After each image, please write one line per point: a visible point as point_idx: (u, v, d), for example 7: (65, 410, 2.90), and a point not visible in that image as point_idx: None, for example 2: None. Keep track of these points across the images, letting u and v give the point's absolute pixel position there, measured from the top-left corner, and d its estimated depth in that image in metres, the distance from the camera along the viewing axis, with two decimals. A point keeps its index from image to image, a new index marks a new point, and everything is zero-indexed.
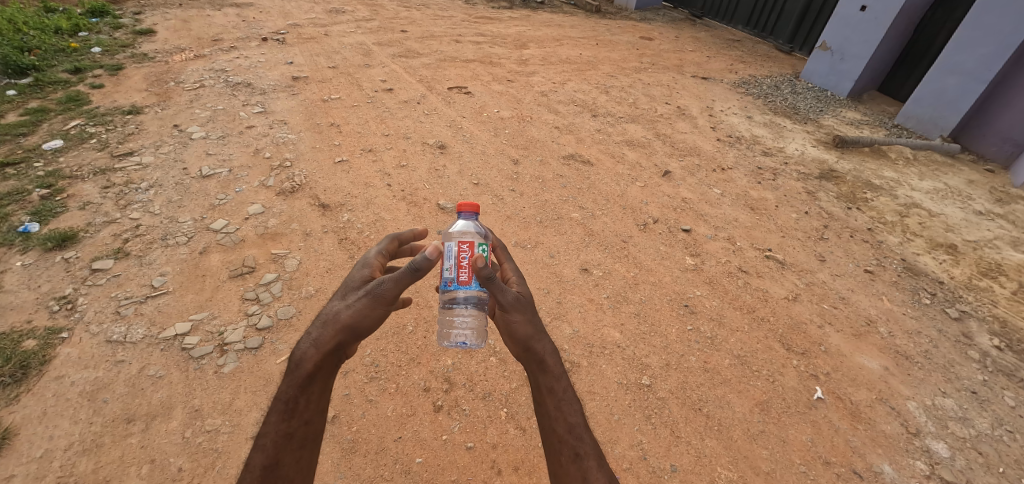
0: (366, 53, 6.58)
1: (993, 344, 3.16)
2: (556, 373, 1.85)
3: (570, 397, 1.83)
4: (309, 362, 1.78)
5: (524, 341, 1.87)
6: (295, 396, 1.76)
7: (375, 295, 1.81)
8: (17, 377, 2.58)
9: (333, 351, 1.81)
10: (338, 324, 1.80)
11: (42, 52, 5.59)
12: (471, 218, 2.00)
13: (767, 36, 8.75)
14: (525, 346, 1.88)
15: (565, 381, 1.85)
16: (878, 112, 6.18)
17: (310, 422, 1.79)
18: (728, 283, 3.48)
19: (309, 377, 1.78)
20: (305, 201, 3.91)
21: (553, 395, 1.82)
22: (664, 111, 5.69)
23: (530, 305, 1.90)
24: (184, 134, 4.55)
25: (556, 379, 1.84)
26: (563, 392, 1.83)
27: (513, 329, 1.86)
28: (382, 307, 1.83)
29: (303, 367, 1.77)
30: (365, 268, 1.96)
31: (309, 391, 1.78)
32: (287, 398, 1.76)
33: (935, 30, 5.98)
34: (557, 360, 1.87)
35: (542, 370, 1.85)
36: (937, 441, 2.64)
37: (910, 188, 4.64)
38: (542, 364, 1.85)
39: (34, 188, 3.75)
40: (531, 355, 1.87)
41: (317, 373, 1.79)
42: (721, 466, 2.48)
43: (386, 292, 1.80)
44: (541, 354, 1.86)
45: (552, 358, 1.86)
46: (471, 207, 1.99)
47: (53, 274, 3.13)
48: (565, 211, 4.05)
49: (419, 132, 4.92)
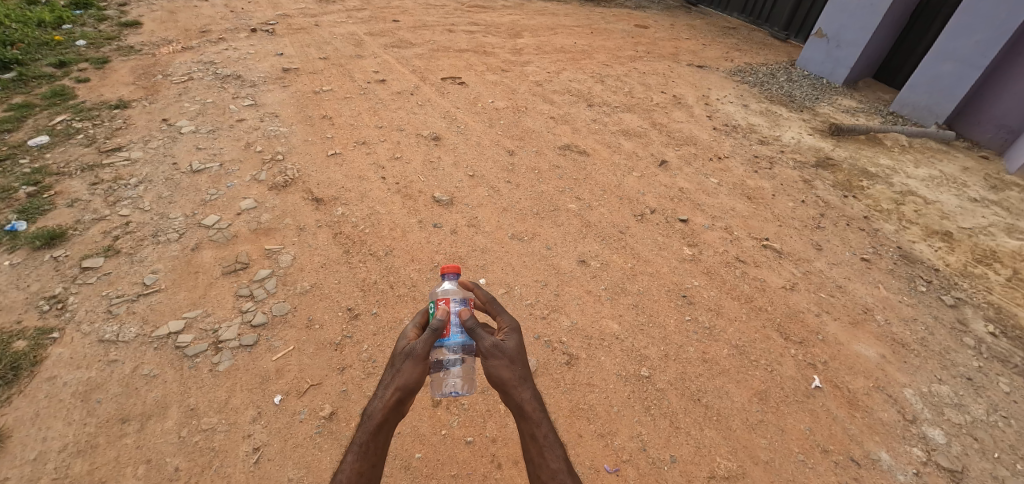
0: (358, 44, 6.48)
1: (988, 331, 3.18)
2: (537, 418, 1.82)
3: (552, 442, 1.80)
4: (378, 412, 1.79)
5: (502, 386, 1.86)
6: (367, 441, 1.76)
7: (417, 352, 1.81)
8: (8, 379, 2.54)
9: (396, 406, 1.80)
10: (395, 384, 1.81)
11: (25, 46, 5.45)
12: (454, 279, 2.09)
13: (762, 24, 8.69)
14: (502, 391, 1.86)
15: (545, 425, 1.82)
16: (874, 99, 6.17)
17: (375, 468, 1.76)
18: (725, 273, 3.48)
19: (378, 428, 1.78)
20: (298, 195, 3.85)
21: (533, 441, 1.81)
22: (660, 100, 5.65)
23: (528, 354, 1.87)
24: (174, 129, 4.47)
25: (535, 424, 1.82)
26: (544, 437, 1.81)
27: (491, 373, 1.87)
28: (422, 363, 1.81)
29: (373, 418, 1.79)
30: (403, 338, 1.94)
31: (377, 441, 1.77)
32: (358, 443, 1.77)
33: (930, 17, 5.96)
34: (536, 404, 1.84)
35: (521, 416, 1.83)
36: (934, 427, 2.66)
37: (905, 176, 4.64)
38: (519, 410, 1.83)
39: (21, 186, 3.67)
40: (509, 400, 1.85)
41: (386, 423, 1.79)
42: (720, 456, 2.49)
43: (419, 349, 1.81)
44: (518, 400, 1.84)
45: (530, 403, 1.84)
46: (453, 268, 2.08)
47: (42, 273, 3.07)
48: (562, 202, 4.02)
49: (413, 124, 4.85)
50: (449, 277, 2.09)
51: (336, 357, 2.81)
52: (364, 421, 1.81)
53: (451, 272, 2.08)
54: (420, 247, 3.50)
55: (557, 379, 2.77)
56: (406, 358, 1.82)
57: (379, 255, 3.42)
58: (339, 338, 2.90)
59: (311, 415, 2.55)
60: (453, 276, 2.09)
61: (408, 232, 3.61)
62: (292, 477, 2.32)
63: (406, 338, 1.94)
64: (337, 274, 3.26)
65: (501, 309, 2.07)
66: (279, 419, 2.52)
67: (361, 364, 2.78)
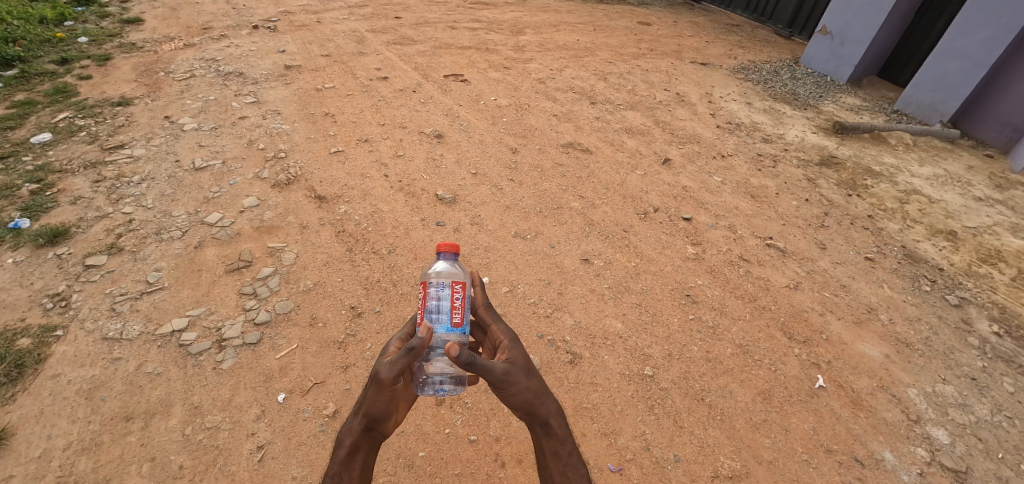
0: (360, 41, 6.47)
1: (993, 331, 3.17)
2: (561, 436, 1.87)
3: (575, 462, 1.86)
4: (348, 439, 1.83)
5: (527, 407, 1.84)
6: (340, 471, 1.79)
7: (378, 380, 1.77)
8: (12, 376, 2.54)
9: (366, 431, 1.83)
10: (363, 410, 1.82)
11: (28, 42, 5.44)
12: (449, 259, 2.05)
13: (766, 21, 8.66)
14: (528, 410, 1.85)
15: (569, 443, 1.87)
16: (877, 98, 6.15)
17: None
18: (729, 272, 3.47)
19: (350, 455, 1.81)
20: (301, 193, 3.85)
21: (557, 459, 1.86)
22: (664, 98, 5.63)
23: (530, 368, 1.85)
24: (176, 126, 4.47)
25: (560, 442, 1.87)
26: (568, 454, 1.86)
27: (513, 398, 1.82)
28: (386, 390, 1.78)
29: (345, 445, 1.83)
30: (382, 356, 1.91)
31: (351, 469, 1.80)
32: (332, 473, 1.80)
33: (935, 15, 5.93)
34: (562, 422, 1.88)
35: (547, 433, 1.87)
36: (938, 427, 2.66)
37: (910, 175, 4.62)
38: (546, 427, 1.87)
39: (24, 183, 3.67)
40: (536, 418, 1.87)
41: (357, 450, 1.82)
42: (724, 456, 2.49)
43: (383, 376, 1.75)
44: (545, 417, 1.86)
45: (556, 420, 1.87)
46: (448, 248, 2.04)
47: (45, 271, 3.07)
48: (565, 200, 4.01)
49: (415, 122, 4.84)
50: (445, 256, 2.05)
51: (340, 355, 2.81)
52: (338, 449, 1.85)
53: (445, 251, 2.03)
54: (423, 245, 3.50)
55: (560, 378, 2.77)
56: (371, 384, 1.80)
57: (383, 253, 3.42)
58: (343, 336, 2.89)
59: (315, 414, 2.55)
60: (448, 254, 2.04)
61: (412, 231, 3.60)
62: (296, 475, 2.33)
63: (385, 356, 1.90)
64: (341, 273, 3.26)
65: (495, 317, 2.07)
66: (283, 417, 2.53)
67: (365, 362, 2.78)
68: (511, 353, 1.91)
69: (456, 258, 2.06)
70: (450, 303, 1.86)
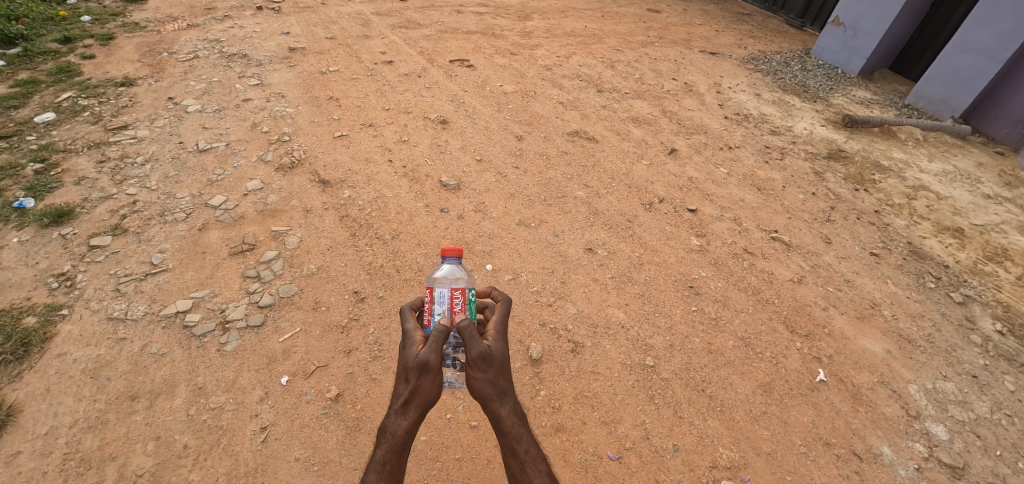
0: (365, 24, 6.39)
1: (995, 329, 3.16)
2: (517, 434, 1.83)
3: (534, 457, 1.82)
4: (402, 430, 1.77)
5: (483, 400, 1.84)
6: (393, 460, 1.77)
7: (430, 367, 1.76)
8: (19, 354, 2.56)
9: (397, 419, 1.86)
10: (415, 401, 1.78)
11: (30, 21, 5.41)
12: (455, 262, 2.00)
13: (778, 10, 8.52)
14: (484, 404, 1.85)
15: (526, 440, 1.83)
16: (889, 91, 6.07)
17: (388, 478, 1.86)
18: (733, 265, 3.46)
19: (403, 445, 1.78)
20: (305, 177, 3.83)
21: (515, 456, 1.82)
22: (671, 87, 5.57)
23: (497, 362, 1.84)
24: (179, 108, 4.44)
25: (516, 440, 1.83)
26: (525, 452, 1.82)
27: (473, 387, 1.83)
28: (439, 376, 1.78)
29: (396, 437, 1.77)
30: (411, 345, 1.83)
31: (402, 457, 1.79)
32: (384, 462, 1.76)
33: (951, 8, 5.81)
34: (516, 419, 1.84)
35: (500, 431, 1.85)
36: (937, 423, 2.66)
37: (919, 170, 4.58)
38: (499, 425, 1.84)
39: (28, 163, 3.67)
40: (489, 414, 1.85)
41: (408, 441, 1.79)
42: (723, 446, 2.50)
43: (433, 363, 1.75)
44: (498, 415, 1.84)
45: (510, 419, 1.84)
46: (455, 250, 1.97)
47: (50, 251, 3.08)
48: (570, 189, 3.99)
49: (420, 107, 4.80)
50: (450, 259, 1.98)
51: (342, 339, 2.82)
52: (385, 440, 1.79)
53: (452, 255, 1.97)
54: (427, 231, 3.49)
55: (561, 367, 2.78)
56: (423, 375, 1.76)
57: (386, 239, 3.41)
58: (346, 320, 2.91)
59: (318, 397, 2.57)
60: (454, 258, 1.98)
61: (415, 217, 3.59)
62: (299, 457, 2.35)
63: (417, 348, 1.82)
64: (344, 258, 3.26)
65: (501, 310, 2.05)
66: (286, 399, 2.54)
67: (368, 347, 2.79)
68: (496, 343, 1.90)
69: (462, 260, 2.00)
70: (449, 307, 1.87)
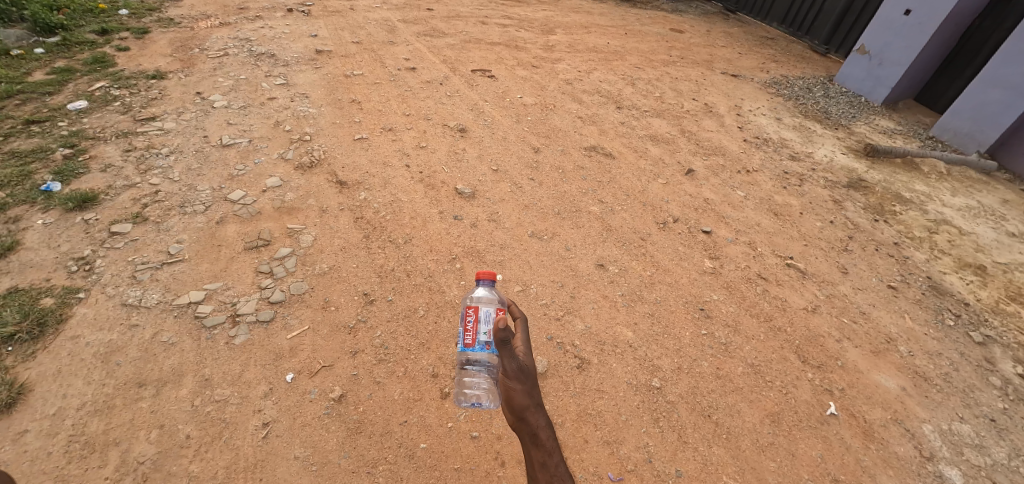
0: (391, 30, 6.50)
1: (1016, 372, 3.07)
2: (549, 448, 1.82)
3: (562, 473, 1.79)
4: None
5: (519, 411, 1.86)
6: None
7: None
8: (34, 334, 2.61)
9: None
10: None
11: (70, 12, 5.61)
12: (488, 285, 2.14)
13: (802, 35, 8.49)
14: (519, 415, 1.86)
15: (557, 455, 1.81)
16: (913, 122, 5.99)
17: None
18: (746, 290, 3.41)
19: None
20: (323, 177, 3.89)
21: (544, 470, 1.80)
22: (691, 107, 5.56)
23: (532, 377, 1.90)
24: (206, 103, 4.53)
25: (548, 453, 1.82)
26: (556, 466, 1.80)
27: (510, 398, 1.86)
28: None
29: None
30: None
31: None
32: None
33: (980, 42, 5.77)
34: (550, 433, 1.84)
35: (534, 443, 1.84)
36: (951, 467, 2.58)
37: (941, 204, 4.50)
38: (533, 437, 1.84)
39: (58, 147, 3.77)
40: (524, 426, 1.86)
41: None
42: (727, 475, 2.45)
43: None
44: (533, 427, 1.84)
45: (545, 431, 1.84)
46: (488, 274, 2.13)
47: (72, 235, 3.15)
48: (584, 203, 3.98)
49: (440, 114, 4.85)
50: (484, 282, 2.13)
51: (349, 340, 2.83)
52: None
53: (484, 278, 2.12)
54: (440, 237, 3.51)
55: (566, 382, 2.75)
56: None
57: (399, 243, 3.43)
58: (354, 321, 2.92)
59: (322, 396, 2.57)
60: (487, 281, 2.13)
61: (428, 222, 3.62)
62: (299, 455, 2.35)
63: None
64: (356, 259, 3.28)
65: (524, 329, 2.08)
66: (290, 397, 2.55)
67: (374, 349, 2.80)
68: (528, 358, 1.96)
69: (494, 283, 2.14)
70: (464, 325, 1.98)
